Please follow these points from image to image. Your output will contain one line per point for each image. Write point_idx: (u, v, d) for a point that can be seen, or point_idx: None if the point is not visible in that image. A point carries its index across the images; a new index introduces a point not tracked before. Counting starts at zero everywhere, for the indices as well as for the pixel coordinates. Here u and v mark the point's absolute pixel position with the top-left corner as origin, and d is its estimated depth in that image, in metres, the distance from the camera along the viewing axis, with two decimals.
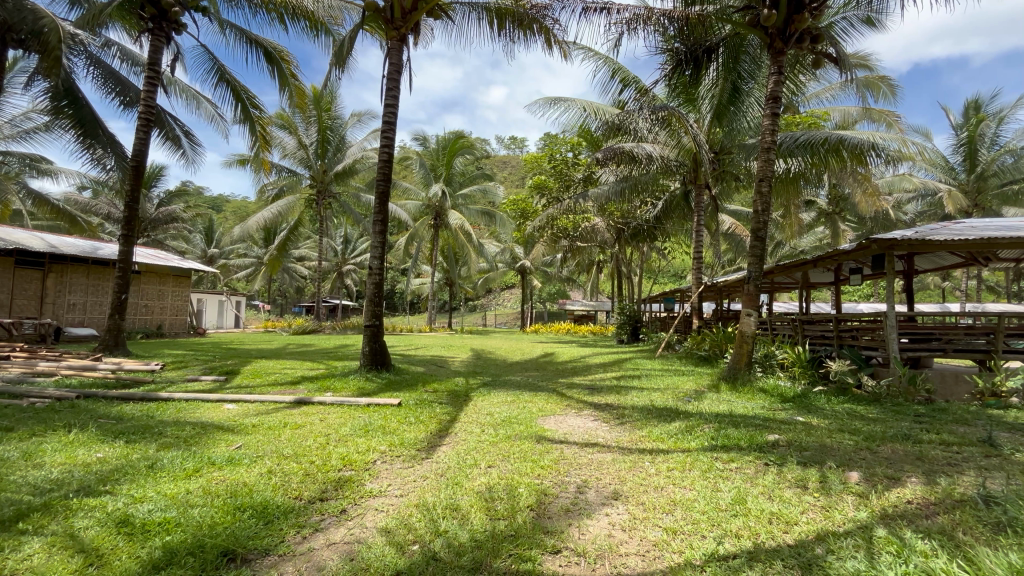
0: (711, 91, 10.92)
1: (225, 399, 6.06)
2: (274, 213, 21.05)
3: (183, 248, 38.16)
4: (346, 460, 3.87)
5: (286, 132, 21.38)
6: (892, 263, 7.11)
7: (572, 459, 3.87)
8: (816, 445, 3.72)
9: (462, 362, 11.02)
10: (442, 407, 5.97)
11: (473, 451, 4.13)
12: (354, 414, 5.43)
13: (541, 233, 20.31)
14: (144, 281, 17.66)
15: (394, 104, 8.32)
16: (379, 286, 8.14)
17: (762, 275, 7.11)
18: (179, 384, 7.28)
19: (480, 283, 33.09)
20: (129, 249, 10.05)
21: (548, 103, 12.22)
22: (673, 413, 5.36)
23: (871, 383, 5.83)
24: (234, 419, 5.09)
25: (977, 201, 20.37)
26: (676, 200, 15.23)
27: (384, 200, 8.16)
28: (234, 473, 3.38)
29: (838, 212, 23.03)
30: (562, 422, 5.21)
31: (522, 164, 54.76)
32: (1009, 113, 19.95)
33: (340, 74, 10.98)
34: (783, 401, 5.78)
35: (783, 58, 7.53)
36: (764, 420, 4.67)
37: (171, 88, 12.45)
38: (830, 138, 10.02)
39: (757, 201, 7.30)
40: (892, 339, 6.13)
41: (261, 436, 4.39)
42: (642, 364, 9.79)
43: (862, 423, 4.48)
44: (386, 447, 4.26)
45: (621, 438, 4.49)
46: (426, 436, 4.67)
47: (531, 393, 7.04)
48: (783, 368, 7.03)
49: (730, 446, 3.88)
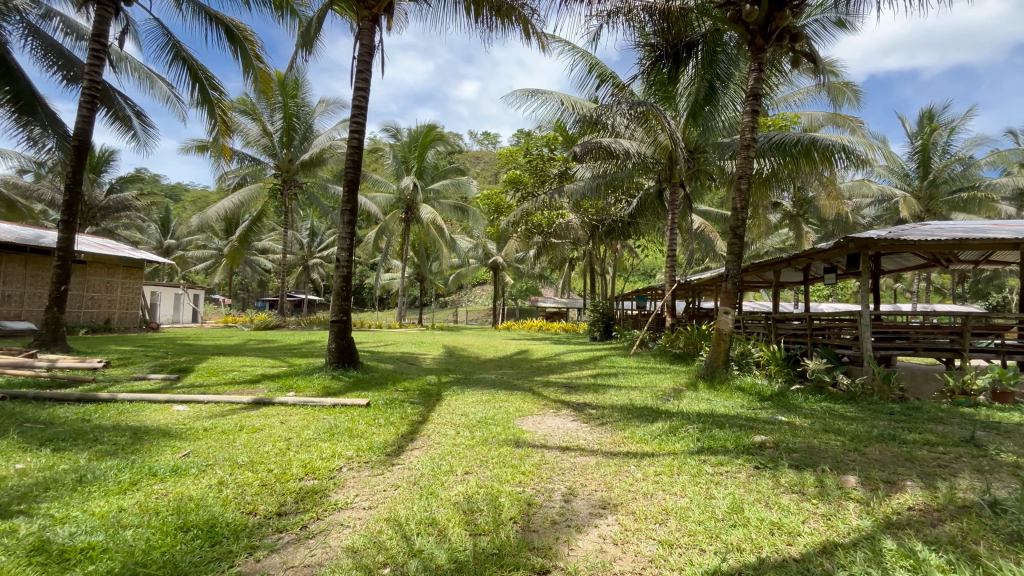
0: (688, 89, 10.94)
1: (175, 399, 5.57)
2: (236, 202, 20.08)
3: (137, 239, 36.09)
4: (308, 468, 3.52)
5: (249, 118, 20.36)
6: (866, 263, 7.18)
7: (554, 464, 3.65)
8: (804, 446, 3.62)
9: (434, 359, 10.69)
10: (413, 407, 5.65)
11: (448, 456, 3.84)
12: (318, 416, 5.05)
13: (515, 228, 20.06)
14: (90, 272, 16.47)
15: (365, 88, 7.89)
16: (347, 279, 7.72)
17: (740, 273, 7.08)
18: (124, 382, 6.70)
19: (452, 279, 32.60)
20: (70, 236, 9.26)
21: (525, 95, 11.98)
22: (654, 412, 5.22)
23: (847, 381, 5.86)
24: (183, 422, 4.64)
25: (929, 207, 21.25)
26: (650, 199, 15.24)
27: (352, 189, 7.73)
28: (178, 487, 2.99)
29: (801, 214, 23.72)
30: (541, 423, 4.99)
31: (495, 160, 54.32)
32: (960, 123, 20.96)
33: (307, 56, 10.40)
34: (761, 400, 5.74)
35: (763, 56, 7.50)
36: (747, 421, 4.56)
37: (119, 63, 11.53)
38: (802, 139, 10.20)
39: (736, 198, 7.25)
40: (866, 338, 6.17)
41: (212, 441, 3.97)
42: (618, 362, 9.69)
43: (843, 423, 4.44)
44: (353, 452, 3.93)
45: (603, 440, 4.31)
46: (397, 439, 4.35)
47: (506, 392, 6.79)
48: (759, 367, 7.04)
49: (717, 448, 3.73)
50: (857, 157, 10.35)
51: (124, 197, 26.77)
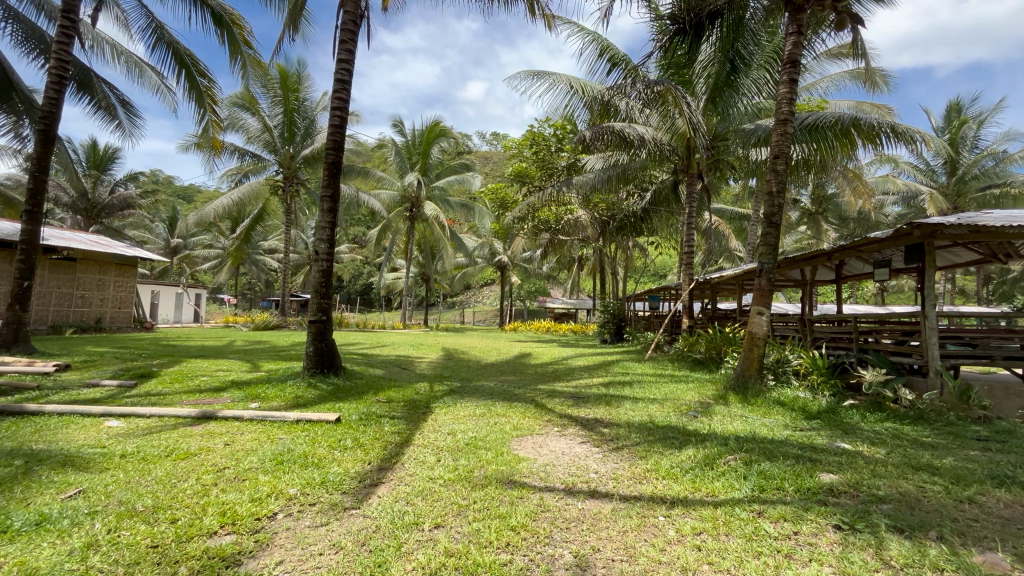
0: (708, 69, 9.93)
1: (110, 414, 4.69)
2: (235, 199, 19.49)
3: (144, 238, 35.81)
4: (227, 517, 2.63)
5: (249, 114, 19.67)
6: (931, 256, 6.08)
7: (555, 512, 2.76)
8: (896, 495, 2.68)
9: (429, 363, 9.83)
10: (393, 424, 4.77)
11: (418, 499, 2.94)
12: (274, 436, 4.19)
13: (521, 225, 19.18)
14: (81, 270, 15.81)
15: (349, 59, 7.05)
16: (326, 274, 6.85)
17: (776, 269, 6.11)
18: (69, 391, 5.87)
19: (456, 279, 31.65)
20: (35, 228, 8.53)
21: (529, 76, 11.05)
22: (680, 434, 4.30)
23: (912, 398, 4.87)
24: (102, 444, 3.75)
25: (957, 204, 19.93)
26: (665, 191, 14.18)
27: (333, 173, 6.90)
28: (24, 553, 2.14)
29: (821, 211, 22.54)
30: (542, 448, 4.09)
31: (505, 159, 53.42)
32: (992, 114, 19.64)
33: (294, 37, 9.58)
34: (808, 418, 4.80)
35: (802, 20, 6.46)
36: (803, 449, 3.61)
37: (101, 48, 10.83)
38: (842, 119, 9.12)
39: (772, 181, 6.22)
40: (932, 345, 5.17)
41: (118, 474, 3.11)
42: (632, 368, 8.75)
43: (926, 453, 3.47)
44: (298, 489, 3.06)
45: (619, 473, 3.42)
46: (364, 470, 3.45)
47: (504, 404, 5.88)
48: (797, 377, 6.08)
49: (773, 496, 2.82)
50: (905, 139, 9.24)
51: (129, 194, 25.93)
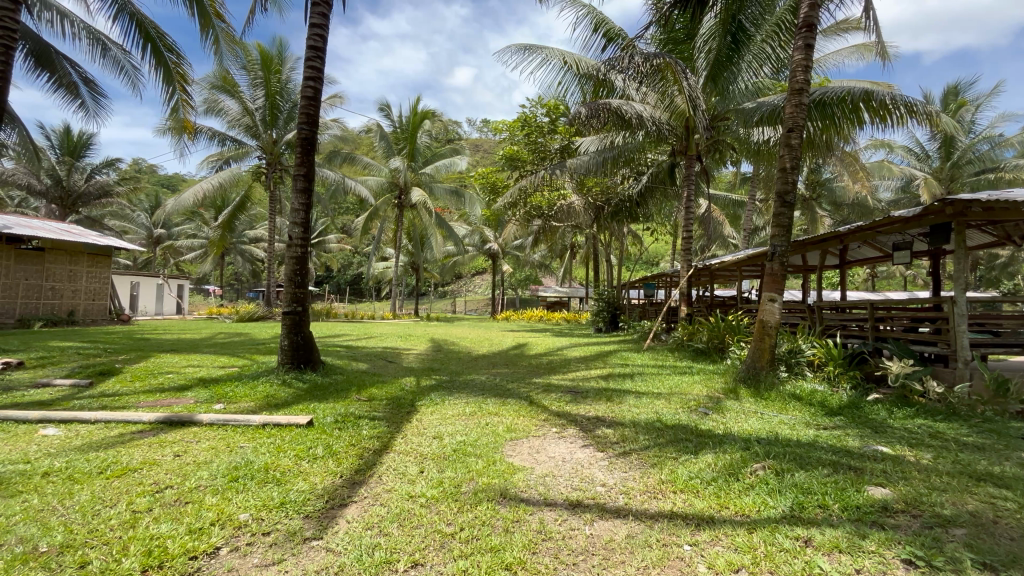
0: (711, 42, 9.36)
1: (50, 421, 4.13)
2: (214, 184, 18.65)
3: (125, 228, 34.60)
4: (152, 558, 2.11)
5: (227, 97, 18.74)
6: (958, 237, 5.61)
7: (559, 542, 2.28)
8: (968, 516, 2.24)
9: (416, 356, 9.34)
10: (372, 427, 4.27)
11: (394, 527, 2.44)
12: (234, 445, 3.66)
13: (513, 211, 18.55)
14: (49, 260, 14.95)
15: (322, 24, 6.40)
16: (301, 261, 6.30)
17: (789, 251, 5.64)
18: (15, 392, 5.30)
19: (446, 268, 31.00)
20: None
21: (519, 50, 10.42)
22: (693, 435, 3.84)
23: (941, 390, 4.47)
24: (26, 459, 3.20)
25: (951, 189, 19.60)
26: (662, 173, 13.67)
27: (307, 150, 6.29)
28: None
29: (816, 197, 22.17)
30: (538, 454, 3.62)
31: (496, 146, 52.38)
32: (989, 96, 19.27)
33: (265, 7, 8.80)
34: (830, 414, 4.40)
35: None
36: (838, 454, 3.18)
37: (54, 16, 9.93)
38: (852, 93, 8.64)
39: (785, 156, 5.75)
40: (962, 333, 4.74)
41: (32, 500, 2.59)
42: (631, 359, 8.29)
43: (978, 458, 3.05)
44: (250, 514, 2.55)
45: (629, 487, 2.94)
46: (333, 487, 2.95)
47: (497, 401, 5.38)
48: (810, 368, 5.69)
49: (816, 516, 2.36)
50: (920, 117, 8.70)
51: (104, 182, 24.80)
